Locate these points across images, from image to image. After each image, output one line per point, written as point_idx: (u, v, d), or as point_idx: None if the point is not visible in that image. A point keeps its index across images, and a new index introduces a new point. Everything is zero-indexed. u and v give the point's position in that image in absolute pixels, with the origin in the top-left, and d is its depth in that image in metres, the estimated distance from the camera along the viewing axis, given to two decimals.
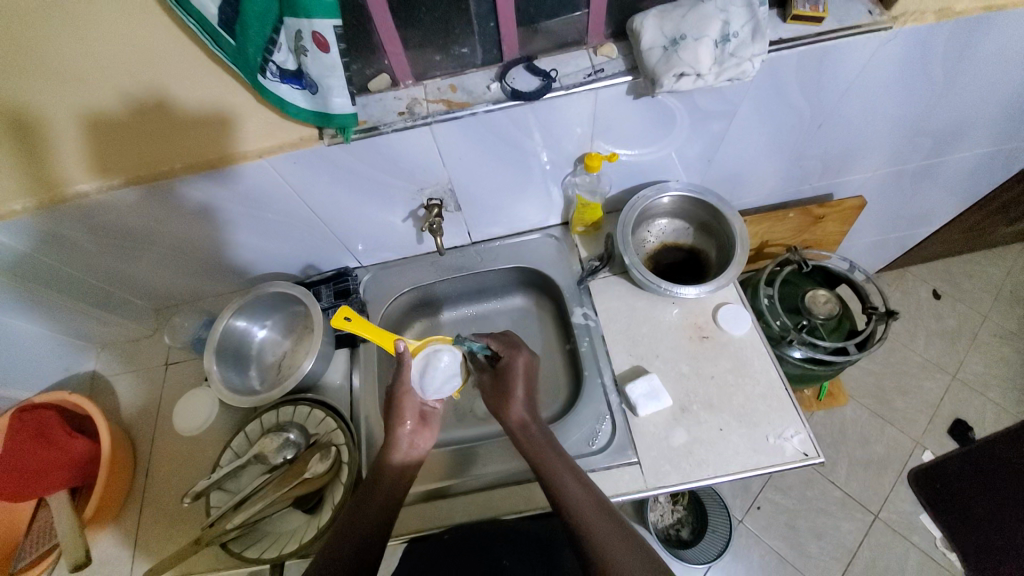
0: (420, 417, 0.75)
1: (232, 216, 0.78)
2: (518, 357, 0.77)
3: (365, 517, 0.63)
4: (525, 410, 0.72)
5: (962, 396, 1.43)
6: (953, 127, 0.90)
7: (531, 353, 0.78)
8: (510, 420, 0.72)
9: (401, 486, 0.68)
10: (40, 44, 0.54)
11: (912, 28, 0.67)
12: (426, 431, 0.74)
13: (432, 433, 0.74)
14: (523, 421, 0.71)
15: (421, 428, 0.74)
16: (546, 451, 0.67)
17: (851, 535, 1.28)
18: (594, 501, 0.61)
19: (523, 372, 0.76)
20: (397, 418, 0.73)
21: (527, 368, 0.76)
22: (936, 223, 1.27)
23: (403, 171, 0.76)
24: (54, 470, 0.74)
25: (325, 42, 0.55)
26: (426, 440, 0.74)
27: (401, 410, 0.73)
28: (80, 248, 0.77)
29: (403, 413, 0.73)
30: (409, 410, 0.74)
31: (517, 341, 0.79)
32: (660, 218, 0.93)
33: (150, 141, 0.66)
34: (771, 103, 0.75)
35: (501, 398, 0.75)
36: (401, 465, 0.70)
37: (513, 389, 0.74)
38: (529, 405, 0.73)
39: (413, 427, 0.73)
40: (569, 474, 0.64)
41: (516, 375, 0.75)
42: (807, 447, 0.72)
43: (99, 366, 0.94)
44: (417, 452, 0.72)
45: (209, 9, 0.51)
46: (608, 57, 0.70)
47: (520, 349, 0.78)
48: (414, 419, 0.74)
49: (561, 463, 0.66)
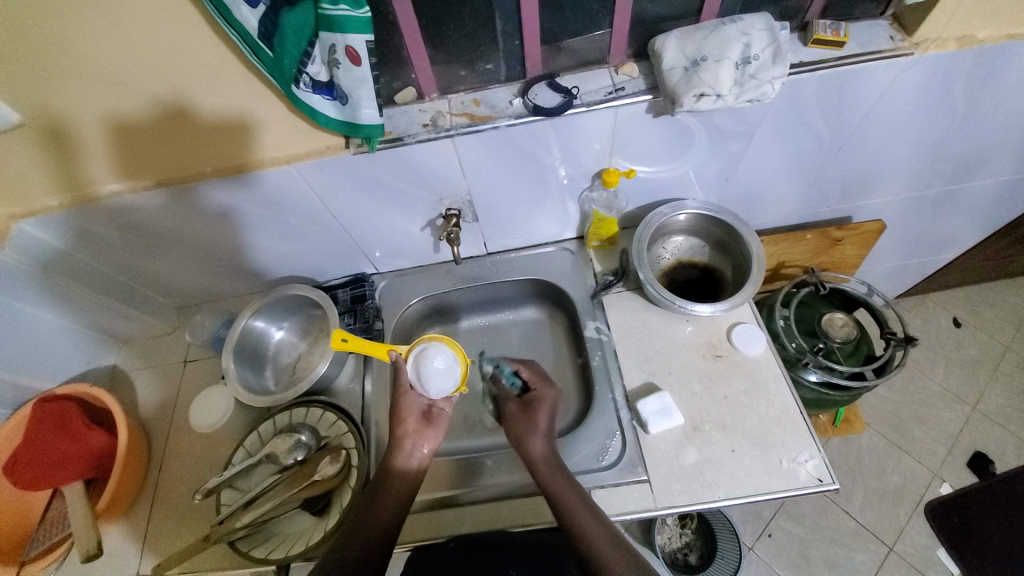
0: (423, 417, 0.75)
1: (256, 220, 0.81)
2: (548, 391, 0.75)
3: (371, 519, 0.63)
4: (545, 443, 0.69)
5: (983, 428, 1.39)
6: (976, 154, 0.89)
7: (560, 390, 0.76)
8: (529, 452, 0.69)
9: (410, 489, 0.68)
10: (85, 50, 0.57)
11: (933, 54, 0.68)
12: (429, 431, 0.74)
13: (436, 433, 0.74)
14: (543, 455, 0.68)
15: (423, 429, 0.74)
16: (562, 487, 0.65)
17: (864, 568, 1.24)
18: (612, 539, 0.61)
19: (550, 406, 0.73)
20: (399, 417, 0.74)
21: (553, 403, 0.74)
22: (957, 250, 1.25)
23: (424, 181, 0.78)
24: (71, 461, 0.76)
25: (357, 56, 0.57)
26: (430, 440, 0.73)
27: (402, 410, 0.74)
28: (110, 246, 0.80)
29: (403, 412, 0.74)
30: (410, 410, 0.74)
31: (548, 377, 0.78)
32: (675, 235, 0.93)
33: (178, 145, 0.69)
34: (792, 125, 0.76)
35: (523, 426, 0.71)
36: (407, 468, 0.70)
37: (537, 419, 0.72)
38: (549, 437, 0.71)
39: (415, 426, 0.74)
40: (583, 509, 0.63)
41: (543, 406, 0.73)
42: (822, 473, 0.71)
43: (120, 361, 0.96)
44: (422, 459, 0.72)
45: (251, 23, 0.53)
46: (629, 76, 0.72)
47: (552, 384, 0.76)
48: (415, 419, 0.74)
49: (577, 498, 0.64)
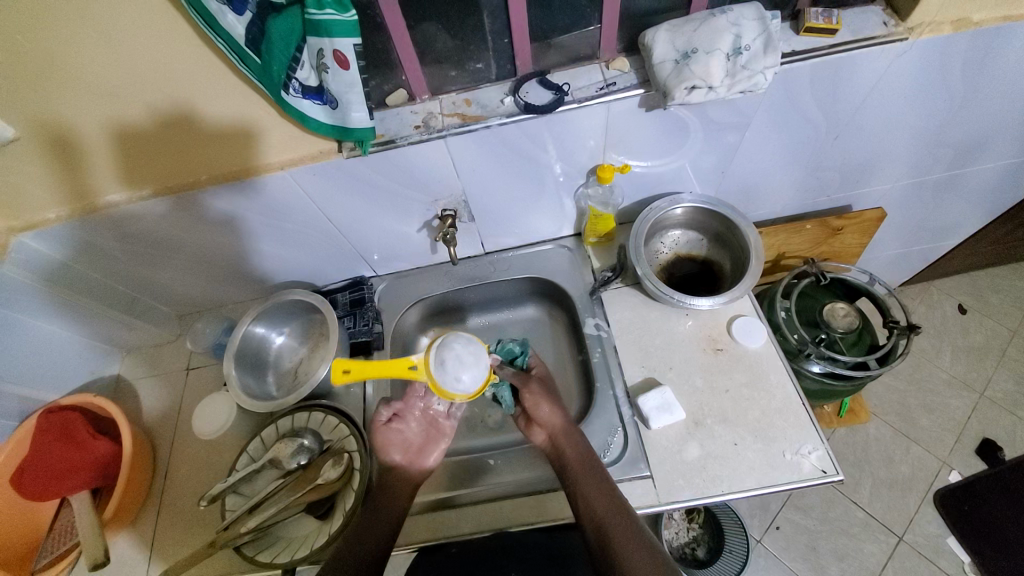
0: (411, 447, 0.75)
1: (253, 226, 0.81)
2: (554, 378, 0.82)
3: (370, 530, 0.65)
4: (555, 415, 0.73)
5: (990, 414, 1.38)
6: (975, 137, 0.88)
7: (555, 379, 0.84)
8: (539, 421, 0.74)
9: (408, 495, 0.71)
10: (77, 65, 0.57)
11: (929, 38, 0.67)
12: (422, 457, 0.75)
13: (430, 456, 0.75)
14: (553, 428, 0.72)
15: (414, 457, 0.74)
16: (576, 467, 0.67)
17: (875, 559, 1.23)
18: (589, 464, 0.67)
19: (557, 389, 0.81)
20: (383, 452, 0.73)
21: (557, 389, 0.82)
22: (960, 236, 1.24)
23: (419, 183, 0.78)
24: (79, 470, 0.76)
25: (345, 60, 0.57)
26: (425, 463, 0.75)
27: (385, 446, 0.73)
28: (110, 256, 0.81)
29: (386, 447, 0.73)
30: (394, 444, 0.74)
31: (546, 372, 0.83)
32: (673, 229, 0.93)
33: (175, 153, 0.69)
34: (787, 113, 0.75)
35: (539, 399, 0.75)
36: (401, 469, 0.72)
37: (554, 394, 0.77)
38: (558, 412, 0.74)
39: (405, 457, 0.74)
40: (593, 484, 0.65)
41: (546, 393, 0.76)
42: (826, 464, 0.70)
43: (123, 371, 0.97)
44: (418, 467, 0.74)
45: (238, 30, 0.53)
46: (620, 71, 0.71)
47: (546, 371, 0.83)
48: (401, 451, 0.74)
49: (591, 479, 0.65)
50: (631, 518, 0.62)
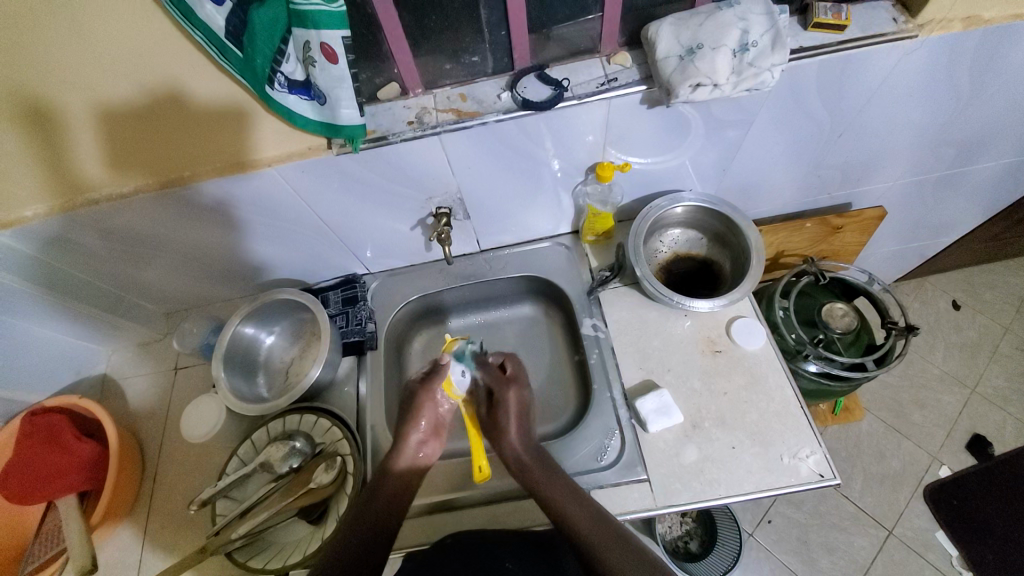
0: (434, 426, 0.76)
1: (240, 221, 0.78)
2: (508, 392, 0.78)
3: (370, 522, 0.64)
4: (520, 442, 0.72)
5: (981, 410, 1.39)
6: (980, 136, 0.86)
7: (523, 389, 0.79)
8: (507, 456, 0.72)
9: (414, 483, 0.71)
10: (47, 56, 0.55)
11: (939, 35, 0.65)
12: (436, 440, 0.75)
13: (440, 444, 0.76)
14: (517, 456, 0.71)
15: (432, 437, 0.75)
16: (532, 464, 0.70)
17: (865, 552, 1.25)
18: (535, 459, 0.70)
19: (516, 402, 0.76)
20: (413, 421, 0.74)
21: (518, 402, 0.77)
22: (957, 233, 1.23)
23: (412, 180, 0.75)
24: (66, 473, 0.74)
25: (333, 53, 0.55)
26: (434, 450, 0.75)
27: (414, 419, 0.74)
28: (90, 254, 0.77)
29: (418, 418, 0.74)
30: (426, 417, 0.75)
31: (513, 374, 0.81)
32: (672, 228, 0.91)
33: (156, 149, 0.66)
34: (789, 111, 0.73)
35: (506, 420, 0.75)
36: (406, 470, 0.71)
37: (507, 421, 0.75)
38: (523, 437, 0.73)
39: (424, 433, 0.74)
40: (550, 480, 0.67)
41: (508, 408, 0.76)
42: (823, 468, 0.70)
43: (108, 371, 0.94)
44: (425, 461, 0.74)
45: (217, 21, 0.50)
46: (622, 66, 0.69)
47: (513, 385, 0.79)
48: (426, 427, 0.75)
49: (548, 475, 0.68)
50: (588, 504, 0.64)
